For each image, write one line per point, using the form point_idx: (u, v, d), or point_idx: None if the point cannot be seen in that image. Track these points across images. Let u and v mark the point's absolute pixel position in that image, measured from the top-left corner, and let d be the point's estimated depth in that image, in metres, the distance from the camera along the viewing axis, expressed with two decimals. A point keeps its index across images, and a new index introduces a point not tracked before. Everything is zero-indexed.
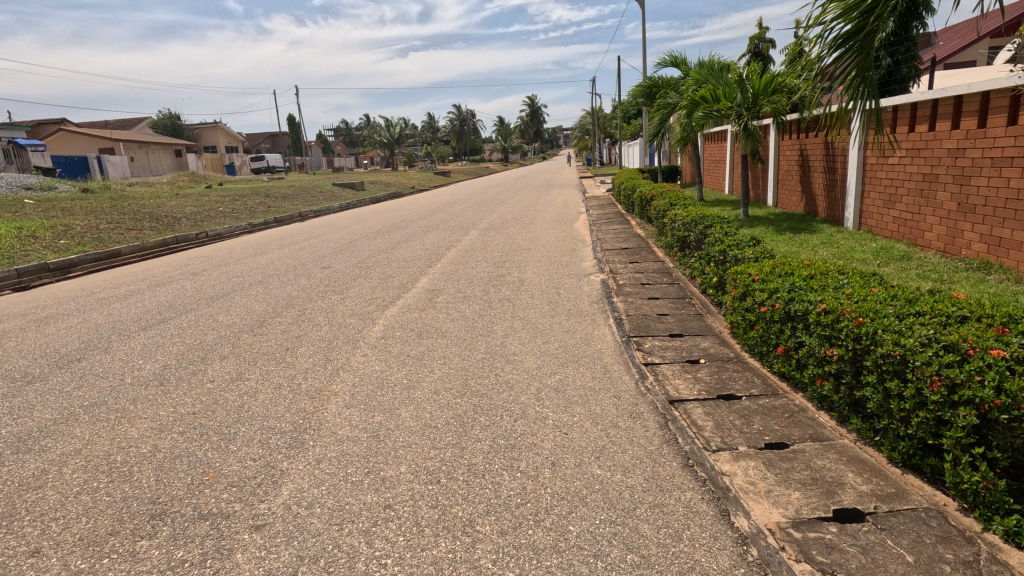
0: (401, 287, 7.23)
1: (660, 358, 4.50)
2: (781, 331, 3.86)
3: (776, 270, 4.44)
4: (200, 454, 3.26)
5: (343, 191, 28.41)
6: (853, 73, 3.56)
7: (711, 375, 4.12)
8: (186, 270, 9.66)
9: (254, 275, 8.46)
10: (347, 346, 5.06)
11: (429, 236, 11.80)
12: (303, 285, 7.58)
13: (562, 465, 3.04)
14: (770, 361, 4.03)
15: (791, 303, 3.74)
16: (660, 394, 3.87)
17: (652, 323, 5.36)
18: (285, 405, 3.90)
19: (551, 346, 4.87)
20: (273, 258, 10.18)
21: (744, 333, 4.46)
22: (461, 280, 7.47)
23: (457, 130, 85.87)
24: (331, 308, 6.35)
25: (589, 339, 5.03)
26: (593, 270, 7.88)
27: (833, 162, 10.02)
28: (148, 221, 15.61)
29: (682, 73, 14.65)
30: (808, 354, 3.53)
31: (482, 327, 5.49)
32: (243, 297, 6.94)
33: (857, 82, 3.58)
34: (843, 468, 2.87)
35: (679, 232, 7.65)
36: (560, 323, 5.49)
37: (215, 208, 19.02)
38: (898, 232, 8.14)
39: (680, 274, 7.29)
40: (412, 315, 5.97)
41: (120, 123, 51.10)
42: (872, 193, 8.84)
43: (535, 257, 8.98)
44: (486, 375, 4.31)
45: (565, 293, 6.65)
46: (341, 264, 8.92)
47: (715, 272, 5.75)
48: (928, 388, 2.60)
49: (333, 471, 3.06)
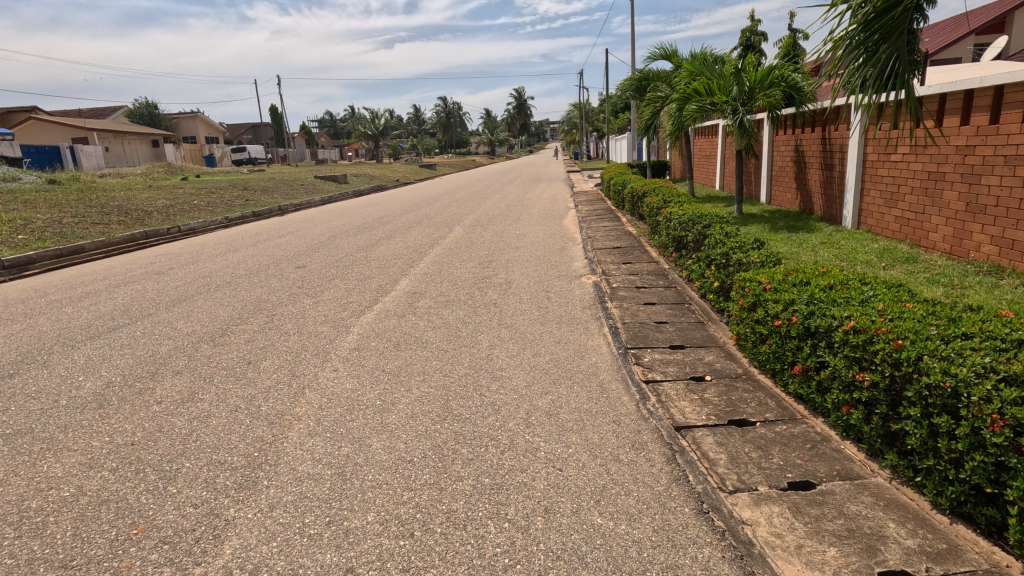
0: (379, 290, 6.74)
1: (661, 374, 4.10)
2: (798, 348, 3.47)
3: (789, 277, 4.05)
4: (131, 501, 2.76)
5: (326, 183, 27.76)
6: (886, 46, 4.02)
7: (719, 395, 3.71)
8: (151, 268, 9.06)
9: (222, 275, 7.90)
10: (316, 359, 4.59)
11: (412, 232, 11.30)
12: (274, 286, 7.06)
13: (556, 513, 2.61)
14: (785, 380, 3.64)
15: (811, 317, 3.34)
16: (664, 420, 3.45)
17: (650, 333, 4.94)
18: (240, 434, 3.41)
19: (542, 360, 4.44)
20: (245, 256, 9.61)
21: (754, 347, 4.06)
22: (445, 282, 7.00)
23: (443, 122, 84.75)
24: (303, 313, 5.85)
25: (583, 352, 4.60)
26: (585, 271, 7.46)
27: (830, 159, 9.68)
28: (117, 214, 14.88)
29: (675, 65, 14.23)
30: (832, 376, 3.15)
31: (466, 337, 5.03)
32: (207, 301, 6.41)
33: (889, 50, 4.03)
34: (883, 517, 2.47)
35: (674, 231, 7.24)
36: (551, 333, 5.06)
37: (189, 201, 18.28)
38: (900, 231, 7.84)
39: (676, 275, 6.89)
40: (390, 322, 5.50)
41: (94, 111, 49.48)
42: (872, 191, 8.53)
43: (523, 256, 8.53)
44: (469, 396, 3.86)
45: (556, 298, 6.21)
46: (317, 263, 8.39)
47: (717, 277, 5.35)
48: (987, 428, 2.22)
49: (287, 521, 2.60)
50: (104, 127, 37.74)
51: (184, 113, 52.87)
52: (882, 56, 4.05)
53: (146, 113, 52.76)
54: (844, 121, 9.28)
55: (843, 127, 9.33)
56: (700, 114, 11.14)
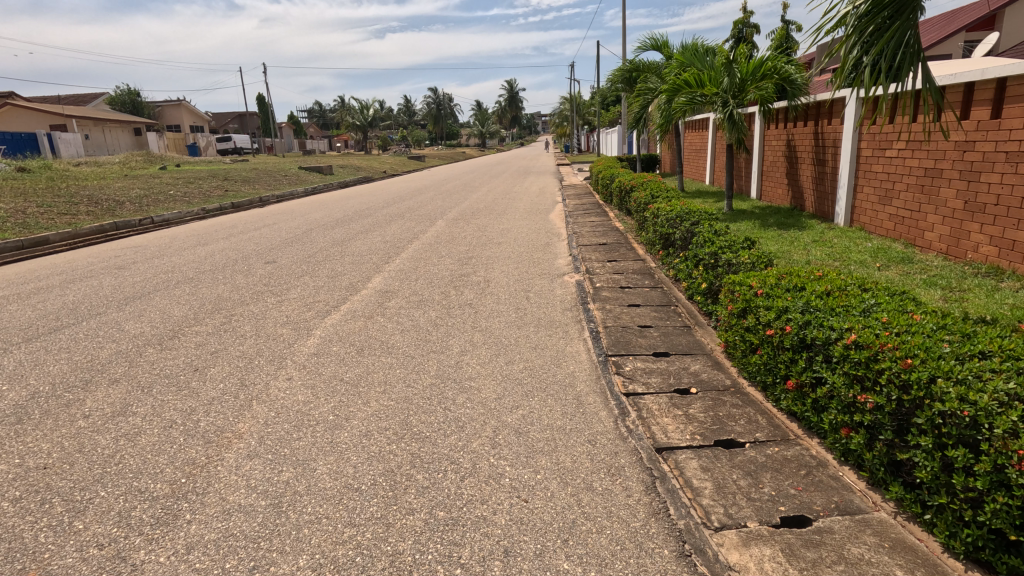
0: (349, 288, 6.35)
1: (643, 385, 3.77)
2: (792, 360, 3.16)
3: (782, 279, 3.75)
4: (26, 540, 2.39)
5: (310, 175, 27.15)
6: (896, 28, 3.67)
7: (706, 411, 3.39)
8: (113, 262, 8.60)
9: (185, 271, 7.47)
10: (270, 366, 4.21)
11: (392, 226, 10.88)
12: (238, 284, 6.64)
13: (517, 556, 2.27)
14: (777, 395, 3.34)
15: (807, 328, 3.03)
16: (644, 439, 3.13)
17: (633, 338, 4.61)
18: (170, 455, 3.03)
19: (515, 368, 4.09)
20: (214, 250, 9.16)
21: (743, 357, 3.74)
22: (419, 280, 6.62)
23: (433, 114, 83.85)
24: (263, 314, 5.46)
25: (560, 359, 4.26)
26: (568, 270, 7.12)
27: (823, 154, 9.39)
28: (86, 204, 14.30)
29: (665, 56, 13.89)
30: (830, 394, 2.85)
31: (436, 341, 4.68)
32: (163, 299, 5.99)
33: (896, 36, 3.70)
34: (889, 562, 2.16)
35: (661, 227, 6.91)
36: (527, 337, 4.72)
37: (165, 191, 17.69)
38: (894, 230, 7.58)
39: (662, 274, 6.57)
40: (356, 325, 5.13)
41: (73, 98, 48.16)
42: (866, 188, 8.26)
43: (505, 253, 8.17)
44: (432, 410, 3.50)
45: (535, 299, 5.86)
46: (289, 259, 7.98)
47: (705, 278, 5.04)
48: (1012, 466, 1.91)
49: (204, 567, 2.24)
50: (83, 114, 36.73)
51: (167, 101, 51.76)
52: (890, 36, 3.71)
53: (127, 101, 51.50)
54: (838, 115, 8.99)
55: (837, 121, 9.04)
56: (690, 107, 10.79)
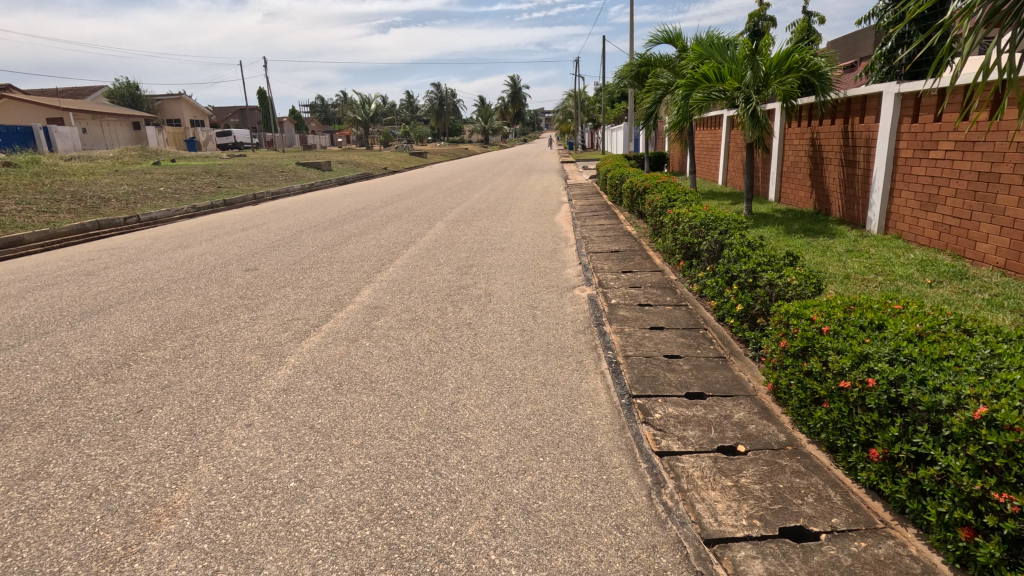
0: (334, 302, 5.66)
1: (679, 441, 3.07)
2: (878, 424, 2.46)
3: (850, 311, 3.05)
4: None
5: (308, 171, 26.41)
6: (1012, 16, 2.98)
7: (761, 481, 2.70)
8: (84, 266, 7.93)
9: (156, 278, 6.79)
10: (229, 408, 3.52)
11: (388, 228, 10.19)
12: (212, 296, 5.96)
13: None
14: (852, 463, 2.64)
15: (904, 386, 2.33)
16: (689, 525, 2.44)
17: (660, 372, 3.92)
18: (77, 543, 2.35)
19: (522, 414, 3.41)
20: (195, 253, 8.49)
21: (802, 407, 3.04)
22: (413, 293, 5.94)
23: (436, 109, 83.02)
24: (233, 335, 4.78)
25: (576, 400, 3.57)
26: (579, 281, 6.43)
27: (854, 155, 8.68)
28: (69, 201, 13.63)
29: (679, 50, 13.17)
30: (939, 477, 2.16)
31: (428, 373, 3.99)
32: (123, 314, 5.31)
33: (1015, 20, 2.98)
34: None
35: (683, 235, 6.22)
36: (536, 369, 4.03)
37: (155, 187, 17.02)
38: (938, 239, 6.87)
39: (685, 289, 5.88)
40: (337, 350, 4.44)
41: (72, 91, 47.43)
42: (904, 192, 7.54)
43: (508, 260, 7.47)
44: (418, 475, 2.81)
45: (543, 318, 5.17)
46: (272, 266, 7.31)
47: (742, 301, 4.35)
48: None
49: None
50: (80, 107, 36.07)
51: (167, 95, 51.02)
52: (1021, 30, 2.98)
53: (127, 94, 50.83)
54: (872, 113, 8.25)
55: (870, 119, 8.33)
56: (708, 103, 10.06)
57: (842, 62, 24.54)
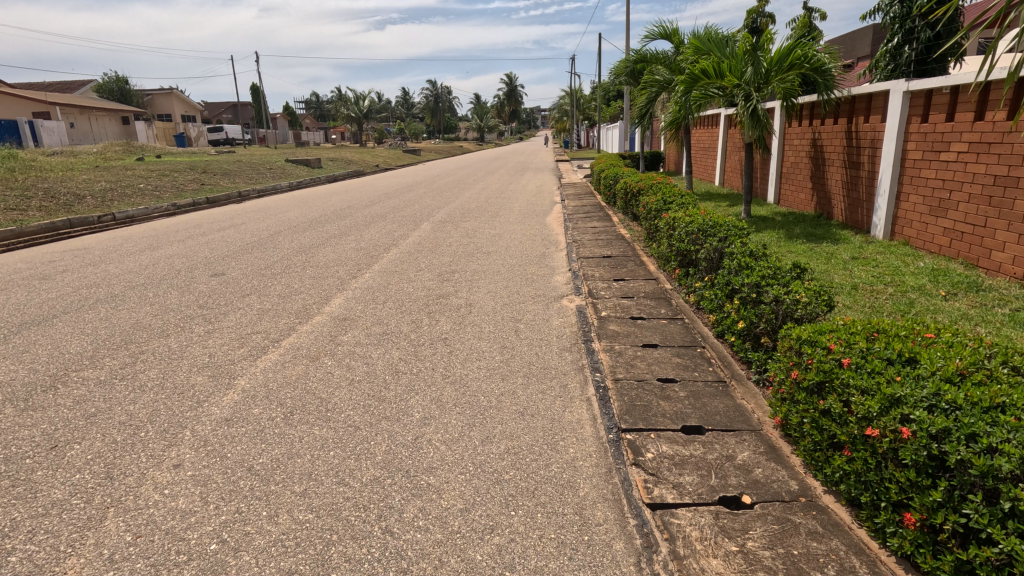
0: (300, 313, 5.20)
1: (674, 490, 2.64)
2: (915, 484, 2.04)
3: (873, 339, 2.63)
4: None
5: (297, 168, 25.87)
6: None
7: (771, 546, 2.26)
8: (41, 269, 7.44)
9: (114, 284, 6.32)
10: (158, 444, 3.05)
11: (371, 230, 9.73)
12: (170, 305, 5.49)
13: None
14: (880, 526, 2.21)
15: (953, 444, 1.91)
16: None
17: (652, 400, 3.49)
18: None
19: (495, 453, 2.96)
20: (162, 256, 8.01)
21: (819, 451, 2.61)
22: (387, 303, 5.49)
23: (431, 107, 82.42)
24: (182, 351, 4.32)
25: (558, 435, 3.13)
26: (567, 290, 6.00)
27: (858, 155, 8.29)
28: (41, 199, 13.08)
29: (676, 46, 12.75)
30: (998, 561, 1.75)
31: (392, 400, 3.54)
32: (65, 326, 4.83)
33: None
34: None
35: (679, 241, 5.80)
36: (515, 396, 3.59)
37: (135, 184, 16.47)
38: (949, 246, 6.47)
39: (680, 300, 5.46)
40: (294, 371, 3.98)
41: (59, 84, 46.54)
42: (912, 196, 7.14)
43: (494, 266, 7.04)
44: (365, 535, 2.37)
45: (526, 332, 4.73)
46: (241, 271, 6.83)
47: (746, 319, 3.91)
48: None
49: None
50: (67, 101, 35.39)
51: (158, 90, 50.28)
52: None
53: (116, 88, 49.96)
54: (877, 112, 7.84)
55: (875, 118, 7.93)
56: (706, 101, 9.65)
57: (842, 60, 24.13)
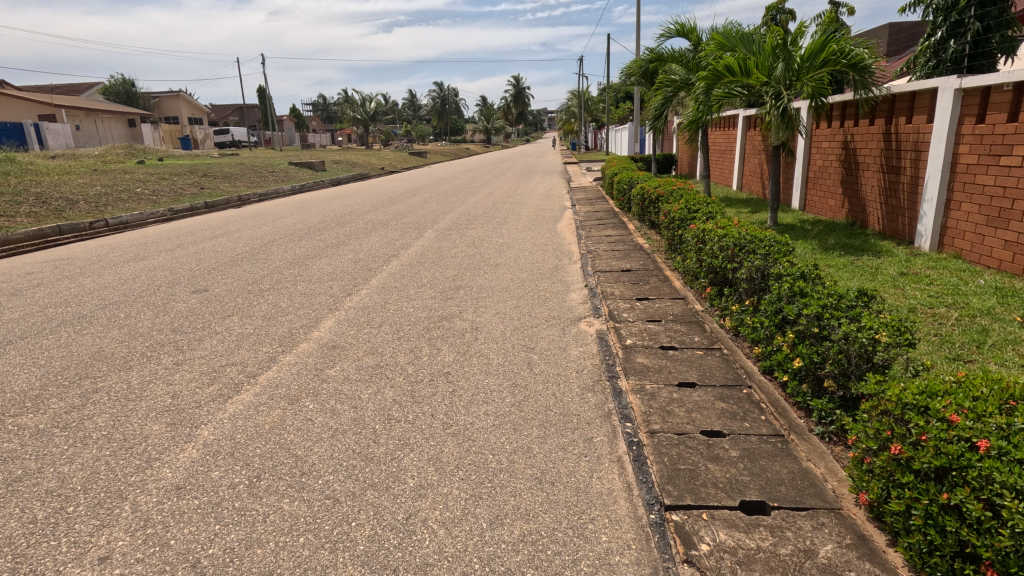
0: (284, 340, 4.60)
1: None
2: None
3: (1010, 412, 1.99)
4: None
5: (301, 171, 25.38)
6: None
7: None
8: (11, 283, 6.86)
9: (84, 302, 5.74)
10: (86, 525, 2.44)
11: (371, 238, 9.13)
12: (139, 328, 4.90)
13: None
14: None
15: None
16: None
17: (699, 461, 2.86)
18: None
19: (508, 543, 2.33)
20: (145, 268, 7.44)
21: (937, 559, 1.96)
22: (382, 327, 4.87)
23: (438, 108, 81.96)
24: (140, 389, 3.72)
25: (586, 515, 2.50)
26: (585, 310, 5.37)
27: (898, 158, 7.61)
28: (31, 204, 12.58)
29: (694, 43, 12.10)
30: None
31: (382, 460, 2.92)
32: (15, 356, 4.24)
33: None
34: None
35: (710, 255, 5.16)
36: (531, 454, 2.96)
37: (132, 188, 15.96)
38: (1012, 261, 5.78)
39: (713, 324, 4.83)
40: (269, 418, 3.35)
41: (65, 87, 46.44)
42: (964, 204, 6.46)
43: (502, 281, 6.41)
44: None
45: (540, 365, 4.10)
46: (226, 287, 6.24)
47: (804, 356, 3.28)
48: None
49: None
50: (71, 104, 35.09)
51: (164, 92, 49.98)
52: None
53: (123, 91, 49.86)
54: (922, 112, 7.16)
55: (919, 117, 7.26)
56: (730, 99, 8.98)
57: None
